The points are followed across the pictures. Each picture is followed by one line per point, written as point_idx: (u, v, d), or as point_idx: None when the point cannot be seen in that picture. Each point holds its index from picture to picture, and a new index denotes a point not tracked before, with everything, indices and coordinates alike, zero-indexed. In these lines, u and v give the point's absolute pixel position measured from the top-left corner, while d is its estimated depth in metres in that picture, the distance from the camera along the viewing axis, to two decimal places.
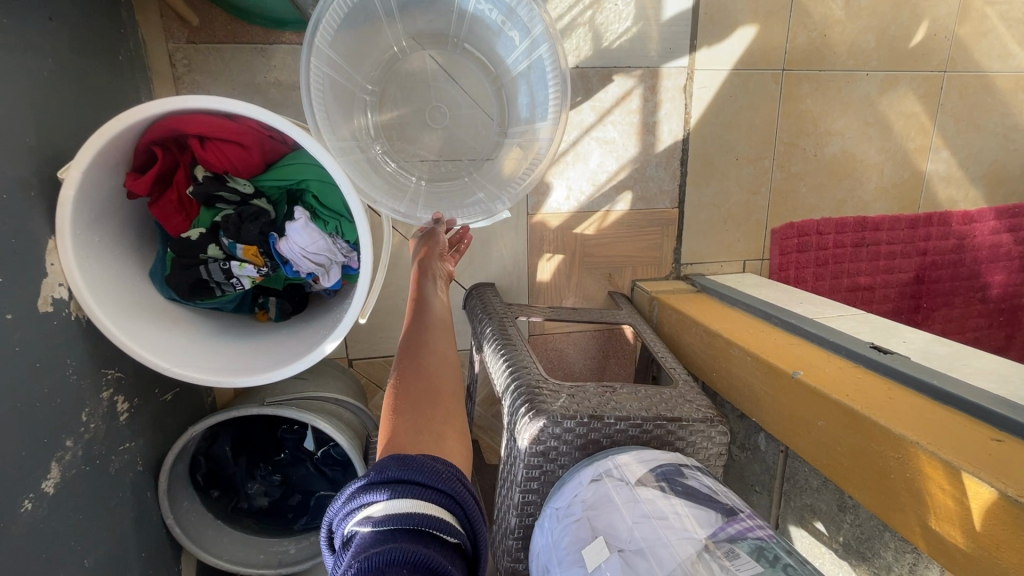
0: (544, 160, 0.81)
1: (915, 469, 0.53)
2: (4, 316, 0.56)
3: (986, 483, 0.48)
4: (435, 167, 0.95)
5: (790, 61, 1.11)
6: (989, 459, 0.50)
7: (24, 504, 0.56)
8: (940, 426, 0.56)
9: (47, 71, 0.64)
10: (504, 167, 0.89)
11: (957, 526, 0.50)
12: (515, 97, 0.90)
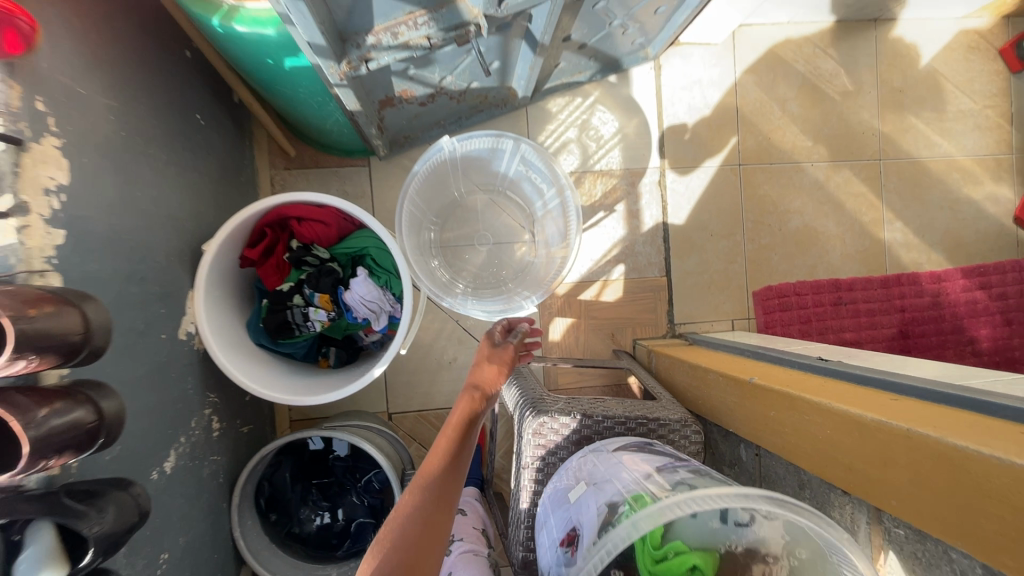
0: (561, 276, 1.09)
1: (833, 425, 0.66)
2: (161, 336, 0.81)
3: (870, 416, 0.60)
4: (479, 275, 1.29)
5: (744, 158, 1.39)
6: (888, 409, 0.63)
7: (152, 474, 0.76)
8: (861, 398, 0.68)
9: (204, 184, 0.97)
10: (532, 278, 1.21)
11: (866, 460, 0.61)
12: (541, 226, 1.24)
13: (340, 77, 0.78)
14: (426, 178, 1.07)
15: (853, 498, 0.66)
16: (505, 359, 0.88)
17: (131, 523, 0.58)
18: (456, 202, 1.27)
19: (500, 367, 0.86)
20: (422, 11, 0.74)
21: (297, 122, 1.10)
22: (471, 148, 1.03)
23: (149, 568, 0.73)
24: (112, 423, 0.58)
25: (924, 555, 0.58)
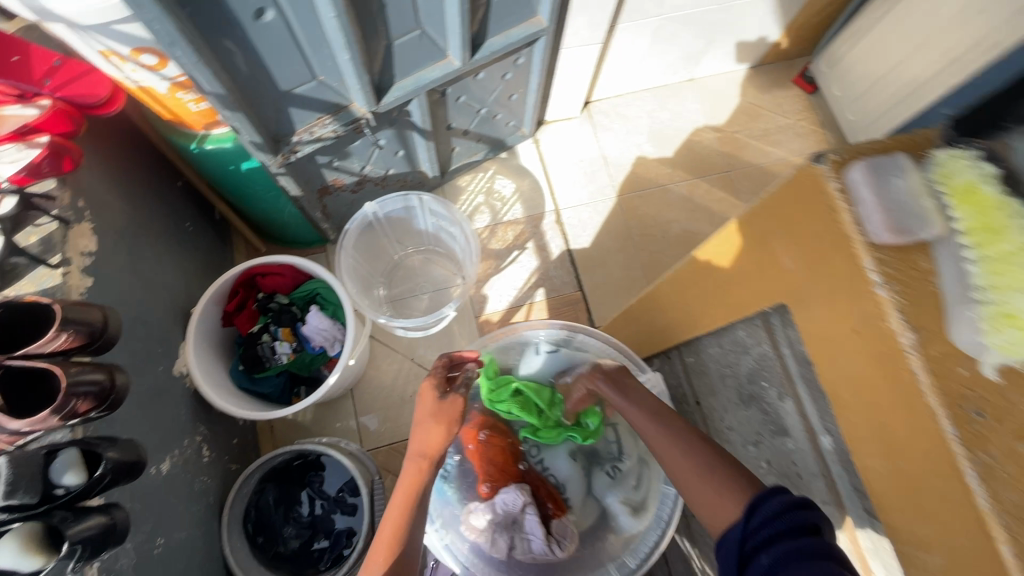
0: (470, 285, 1.37)
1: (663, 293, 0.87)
2: (161, 368, 1.07)
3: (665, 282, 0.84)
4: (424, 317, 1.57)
5: (621, 191, 1.75)
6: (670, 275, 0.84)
7: (151, 469, 0.96)
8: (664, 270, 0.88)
9: (196, 270, 1.30)
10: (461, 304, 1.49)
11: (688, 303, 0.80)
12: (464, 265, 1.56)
13: (278, 166, 1.14)
14: (359, 237, 1.45)
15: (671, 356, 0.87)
16: (452, 414, 0.88)
17: (132, 461, 0.79)
18: (397, 264, 1.62)
19: (445, 425, 0.86)
20: (327, 115, 1.13)
21: (264, 222, 1.47)
22: (388, 208, 1.41)
23: (147, 544, 0.91)
24: (121, 390, 0.82)
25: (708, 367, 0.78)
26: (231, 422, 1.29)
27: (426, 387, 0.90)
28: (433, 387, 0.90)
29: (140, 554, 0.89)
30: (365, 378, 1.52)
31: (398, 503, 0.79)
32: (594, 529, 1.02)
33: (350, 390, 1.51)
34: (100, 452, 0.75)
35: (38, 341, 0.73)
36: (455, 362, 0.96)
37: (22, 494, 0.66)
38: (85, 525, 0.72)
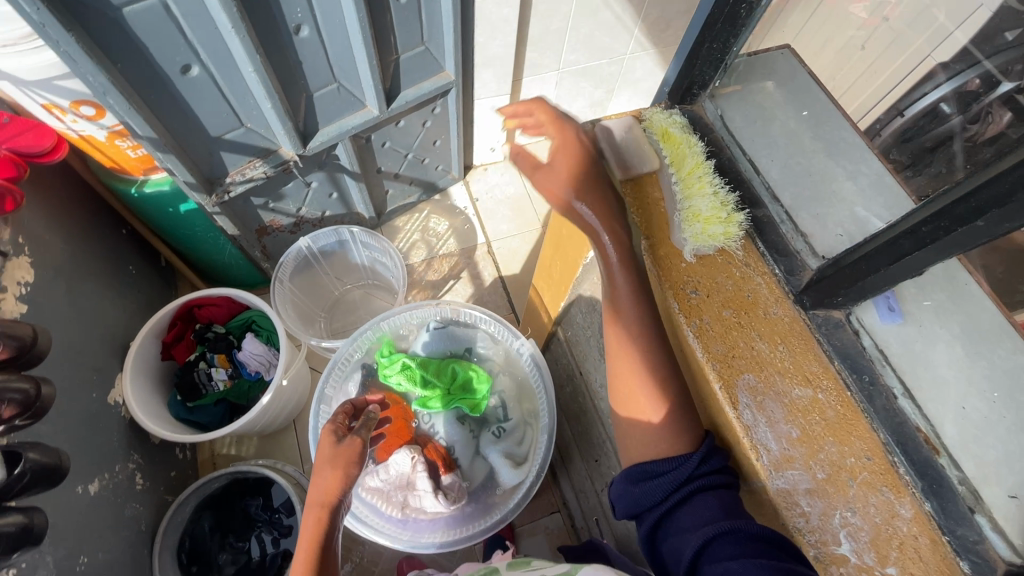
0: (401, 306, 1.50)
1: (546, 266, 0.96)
2: (94, 395, 1.12)
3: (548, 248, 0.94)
4: None
5: (546, 222, 1.93)
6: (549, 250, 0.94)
7: (78, 488, 1.00)
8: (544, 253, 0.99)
9: (138, 309, 1.38)
10: None
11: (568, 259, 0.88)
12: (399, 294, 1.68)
13: (213, 205, 1.26)
14: (296, 271, 1.56)
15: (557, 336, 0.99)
16: (350, 456, 0.76)
17: (53, 465, 0.85)
18: (336, 299, 1.72)
19: (341, 470, 0.74)
20: (257, 159, 1.27)
21: (207, 266, 1.57)
22: (322, 241, 1.56)
23: (68, 560, 0.93)
24: (46, 400, 0.89)
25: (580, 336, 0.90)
26: (168, 455, 1.31)
27: (322, 433, 0.79)
28: (331, 432, 0.79)
29: (61, 568, 0.91)
30: (308, 408, 1.57)
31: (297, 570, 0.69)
32: (485, 487, 0.92)
33: (293, 421, 1.55)
34: (19, 453, 0.80)
35: None
36: (359, 409, 0.86)
37: None
38: (3, 521, 0.76)
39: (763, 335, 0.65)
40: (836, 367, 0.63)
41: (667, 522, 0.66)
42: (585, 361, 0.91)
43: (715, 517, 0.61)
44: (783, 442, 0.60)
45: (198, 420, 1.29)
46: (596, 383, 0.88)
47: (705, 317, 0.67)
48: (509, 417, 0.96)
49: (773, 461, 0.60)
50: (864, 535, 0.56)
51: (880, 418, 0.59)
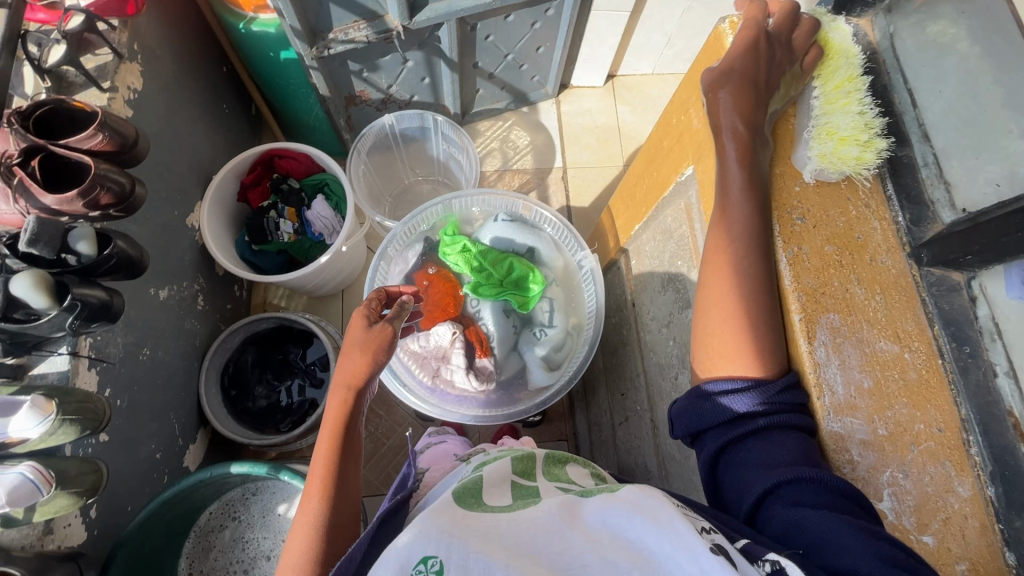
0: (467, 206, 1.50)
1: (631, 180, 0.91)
2: (177, 212, 1.20)
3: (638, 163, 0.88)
4: None
5: (628, 161, 1.85)
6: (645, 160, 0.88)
7: (152, 290, 1.09)
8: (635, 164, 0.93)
9: (225, 146, 1.44)
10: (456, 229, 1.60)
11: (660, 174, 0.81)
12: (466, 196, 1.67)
13: (312, 58, 1.26)
14: (375, 146, 1.57)
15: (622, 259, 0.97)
16: (378, 345, 0.77)
17: (136, 256, 0.92)
18: (406, 186, 1.74)
19: (369, 355, 0.76)
20: (362, 21, 1.25)
21: (293, 124, 1.60)
22: (406, 122, 1.55)
23: (136, 348, 1.03)
24: (137, 199, 0.95)
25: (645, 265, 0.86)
26: (227, 288, 1.41)
27: (354, 316, 0.80)
28: (363, 318, 0.80)
29: (129, 352, 1.01)
30: (357, 283, 1.64)
31: (324, 440, 0.75)
32: (513, 381, 0.96)
33: (341, 291, 1.62)
34: (110, 237, 0.88)
35: (78, 137, 0.86)
36: (391, 296, 0.85)
37: (41, 245, 0.79)
38: (87, 291, 0.83)
39: (862, 281, 0.60)
40: (934, 332, 0.60)
41: (732, 456, 0.62)
42: (642, 292, 0.88)
43: (794, 460, 0.56)
44: (850, 388, 0.58)
45: (259, 263, 1.36)
46: (648, 315, 0.86)
47: (804, 246, 0.61)
48: (554, 323, 0.95)
49: (836, 403, 0.57)
50: (910, 499, 0.55)
51: (966, 392, 0.57)
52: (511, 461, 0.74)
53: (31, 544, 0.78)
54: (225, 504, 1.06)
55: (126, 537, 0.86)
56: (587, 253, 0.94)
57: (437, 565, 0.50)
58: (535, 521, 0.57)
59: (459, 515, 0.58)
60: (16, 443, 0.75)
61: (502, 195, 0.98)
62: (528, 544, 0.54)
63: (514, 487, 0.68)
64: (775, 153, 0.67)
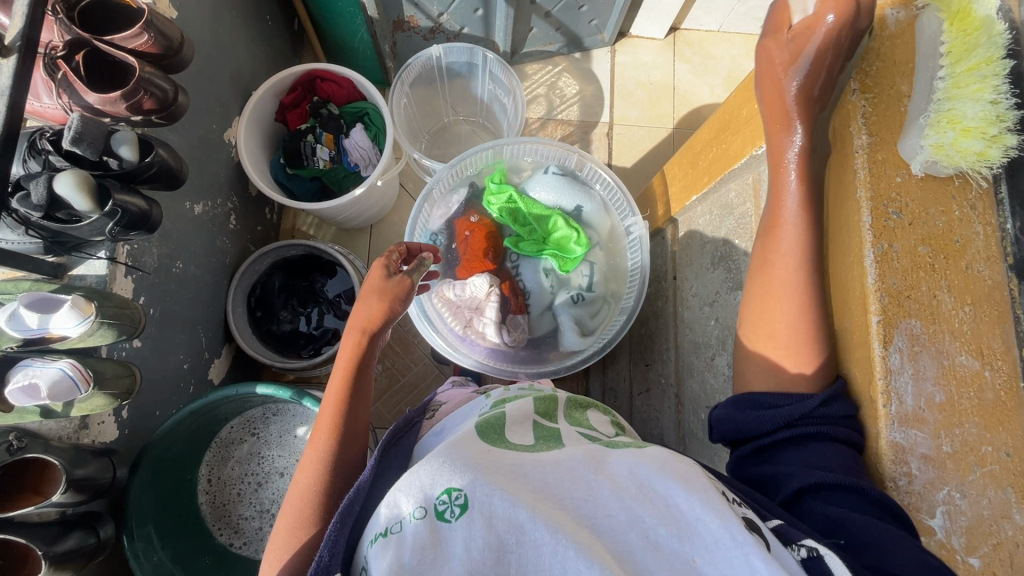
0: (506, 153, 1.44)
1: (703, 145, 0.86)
2: (215, 126, 1.17)
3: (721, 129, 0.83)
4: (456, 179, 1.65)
5: (678, 124, 1.76)
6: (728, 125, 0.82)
7: (188, 204, 1.09)
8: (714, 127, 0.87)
9: (267, 61, 1.38)
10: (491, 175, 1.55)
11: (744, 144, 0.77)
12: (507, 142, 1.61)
13: None
14: (419, 78, 1.51)
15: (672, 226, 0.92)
16: (395, 294, 0.79)
17: (176, 168, 0.90)
18: (446, 124, 1.68)
19: (386, 300, 0.78)
20: None
21: (336, 44, 1.53)
22: (453, 56, 1.47)
23: (170, 260, 1.04)
24: (180, 108, 0.93)
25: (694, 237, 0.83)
26: (259, 210, 1.40)
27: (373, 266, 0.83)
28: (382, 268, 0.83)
29: (164, 264, 1.02)
30: (387, 219, 1.62)
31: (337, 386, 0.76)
32: (543, 340, 0.96)
33: (370, 226, 1.61)
34: (152, 145, 0.86)
35: (124, 35, 0.83)
36: (412, 252, 0.88)
37: (86, 145, 0.77)
38: (129, 199, 0.82)
39: (953, 289, 0.57)
40: (1021, 351, 0.56)
41: (774, 455, 0.65)
42: (685, 266, 0.85)
43: (835, 467, 0.58)
44: (921, 401, 0.55)
45: (293, 189, 1.35)
46: (690, 290, 0.83)
47: (896, 244, 0.57)
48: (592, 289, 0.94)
49: (903, 415, 0.55)
50: (964, 519, 0.54)
51: None
52: (535, 400, 0.73)
53: (68, 435, 0.82)
54: (245, 421, 1.09)
55: (154, 442, 0.90)
56: (637, 218, 0.91)
57: (461, 499, 0.53)
58: (555, 465, 0.59)
59: (484, 451, 0.60)
60: (56, 339, 0.78)
61: (555, 146, 0.94)
62: (549, 485, 0.55)
63: (537, 428, 0.67)
64: (878, 137, 0.60)
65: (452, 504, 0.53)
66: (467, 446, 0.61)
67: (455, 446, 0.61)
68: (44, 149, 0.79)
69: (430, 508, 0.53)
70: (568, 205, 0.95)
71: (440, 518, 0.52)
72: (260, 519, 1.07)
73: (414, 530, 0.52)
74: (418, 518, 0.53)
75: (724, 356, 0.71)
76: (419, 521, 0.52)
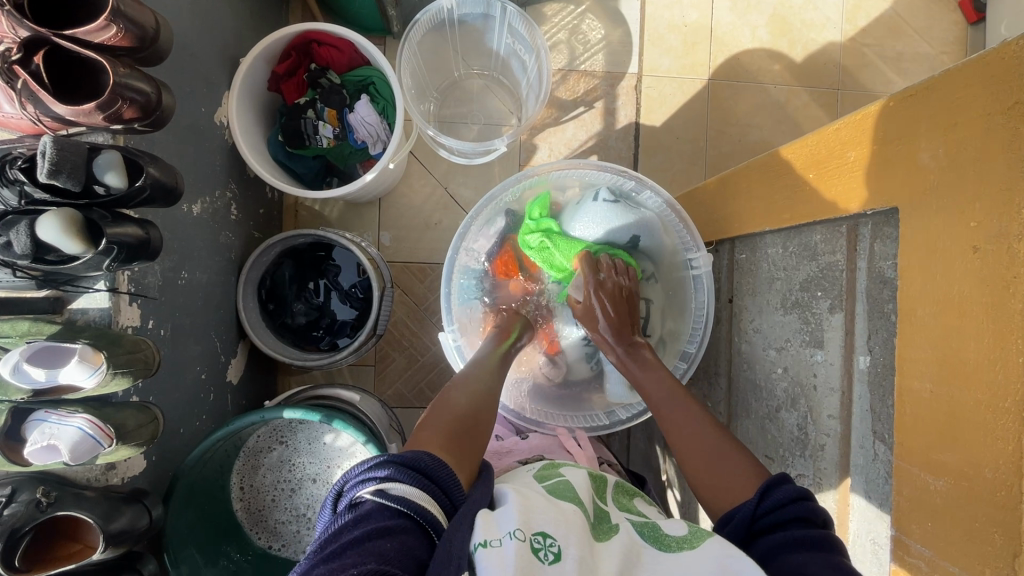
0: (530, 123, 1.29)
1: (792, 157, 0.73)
2: (202, 108, 1.02)
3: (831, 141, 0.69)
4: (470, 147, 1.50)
5: (714, 74, 1.58)
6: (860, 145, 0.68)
7: (184, 206, 0.97)
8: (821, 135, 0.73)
9: (250, 16, 1.19)
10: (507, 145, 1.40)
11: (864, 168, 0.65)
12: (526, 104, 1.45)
13: None
14: (428, 33, 1.32)
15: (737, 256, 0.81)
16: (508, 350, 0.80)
17: (170, 185, 0.79)
18: (456, 81, 1.50)
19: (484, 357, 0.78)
20: None
21: None
22: (468, 6, 1.29)
23: (173, 273, 0.95)
24: (166, 110, 0.79)
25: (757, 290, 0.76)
26: (259, 192, 1.28)
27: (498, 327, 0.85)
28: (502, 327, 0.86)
29: (167, 280, 0.93)
30: (396, 192, 1.49)
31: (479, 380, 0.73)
32: (586, 383, 0.93)
33: (379, 199, 1.48)
34: (141, 163, 0.74)
35: (87, 28, 0.68)
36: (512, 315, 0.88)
37: (66, 176, 0.66)
38: (123, 230, 0.73)
39: None
40: None
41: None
42: (746, 295, 0.78)
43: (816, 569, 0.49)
44: None
45: (295, 169, 1.22)
46: (751, 323, 0.76)
47: None
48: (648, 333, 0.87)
49: None
50: None
51: None
52: (588, 477, 0.70)
53: (96, 478, 0.79)
54: (273, 429, 1.07)
55: (185, 470, 0.88)
56: (701, 253, 0.81)
57: (556, 547, 0.51)
58: (627, 547, 0.55)
59: (563, 510, 0.57)
60: (69, 390, 0.73)
61: (605, 168, 0.84)
62: (623, 563, 0.52)
63: (597, 506, 0.64)
64: None
65: (547, 548, 0.50)
66: (549, 503, 0.58)
67: (537, 498, 0.59)
68: (16, 179, 0.68)
69: (527, 536, 0.50)
70: (624, 233, 0.87)
71: (535, 556, 0.49)
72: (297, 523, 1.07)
73: (513, 546, 0.49)
74: (517, 539, 0.50)
75: (794, 414, 0.66)
76: (520, 542, 0.49)
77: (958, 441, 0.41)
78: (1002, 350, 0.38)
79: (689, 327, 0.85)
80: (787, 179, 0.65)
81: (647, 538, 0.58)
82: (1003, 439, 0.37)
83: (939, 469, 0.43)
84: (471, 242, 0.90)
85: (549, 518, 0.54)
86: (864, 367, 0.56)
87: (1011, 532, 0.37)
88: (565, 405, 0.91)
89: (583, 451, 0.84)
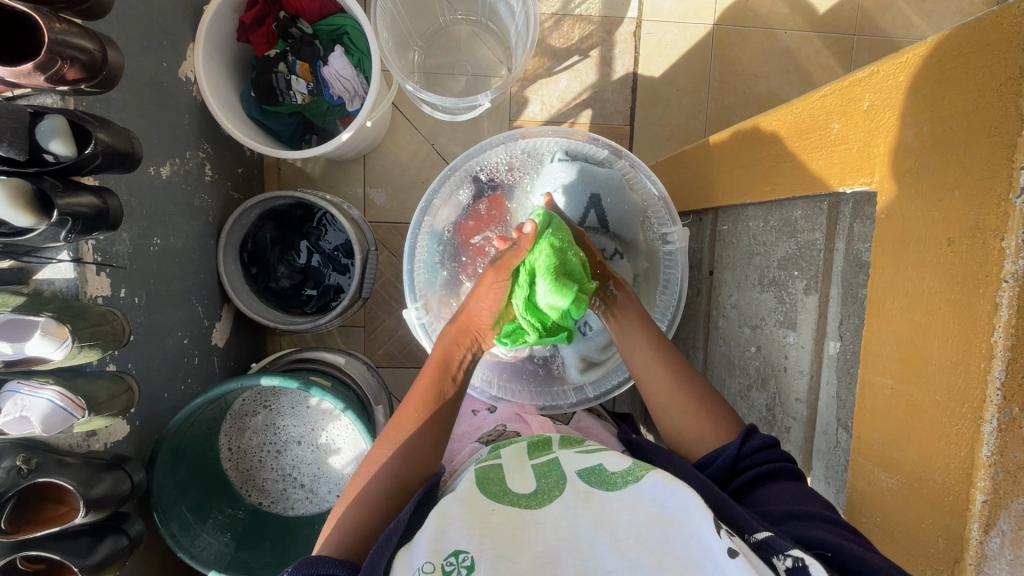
0: (514, 73, 1.22)
1: None
2: (162, 63, 0.96)
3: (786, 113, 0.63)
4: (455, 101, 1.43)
5: (719, 19, 1.46)
6: None
7: (150, 170, 0.94)
8: None
9: None
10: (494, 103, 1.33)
11: None
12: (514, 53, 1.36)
13: None
14: None
15: (719, 225, 0.77)
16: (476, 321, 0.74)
17: (124, 152, 0.75)
18: (441, 29, 1.40)
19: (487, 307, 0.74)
20: None
21: None
22: None
23: (144, 241, 0.93)
24: (113, 69, 0.74)
25: (734, 259, 0.73)
26: (236, 150, 1.23)
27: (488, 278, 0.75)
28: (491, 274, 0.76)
29: (138, 247, 0.91)
30: (380, 148, 1.44)
31: (411, 408, 0.69)
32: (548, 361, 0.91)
33: (363, 155, 1.43)
34: (88, 128, 0.70)
35: None
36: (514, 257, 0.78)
37: (7, 145, 0.64)
38: (76, 201, 0.70)
39: None
40: None
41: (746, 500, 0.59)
42: (726, 267, 0.75)
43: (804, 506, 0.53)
44: None
45: (270, 126, 1.16)
46: (729, 298, 0.74)
47: None
48: None
49: None
50: None
51: None
52: (527, 444, 0.70)
53: (78, 444, 0.80)
54: (257, 394, 1.08)
55: (168, 435, 0.90)
56: (676, 227, 0.80)
57: (469, 560, 0.50)
58: (562, 518, 0.56)
59: (486, 513, 0.57)
60: (38, 362, 0.72)
61: (574, 130, 0.81)
62: (549, 543, 0.53)
63: (537, 468, 0.65)
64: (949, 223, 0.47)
65: (460, 567, 0.49)
66: (471, 506, 0.57)
67: (458, 505, 0.57)
68: None
69: (436, 565, 0.49)
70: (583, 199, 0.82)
71: None
72: (285, 481, 1.09)
73: None
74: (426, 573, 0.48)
75: (764, 394, 0.65)
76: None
77: (913, 442, 0.43)
78: (964, 351, 0.38)
79: (661, 305, 0.84)
80: (770, 148, 0.60)
81: (593, 481, 0.61)
82: (955, 445, 0.39)
83: (892, 468, 0.46)
84: (436, 212, 0.86)
85: (462, 531, 0.53)
86: (833, 352, 0.54)
87: (951, 536, 0.41)
88: (532, 380, 0.90)
89: (539, 418, 0.82)
